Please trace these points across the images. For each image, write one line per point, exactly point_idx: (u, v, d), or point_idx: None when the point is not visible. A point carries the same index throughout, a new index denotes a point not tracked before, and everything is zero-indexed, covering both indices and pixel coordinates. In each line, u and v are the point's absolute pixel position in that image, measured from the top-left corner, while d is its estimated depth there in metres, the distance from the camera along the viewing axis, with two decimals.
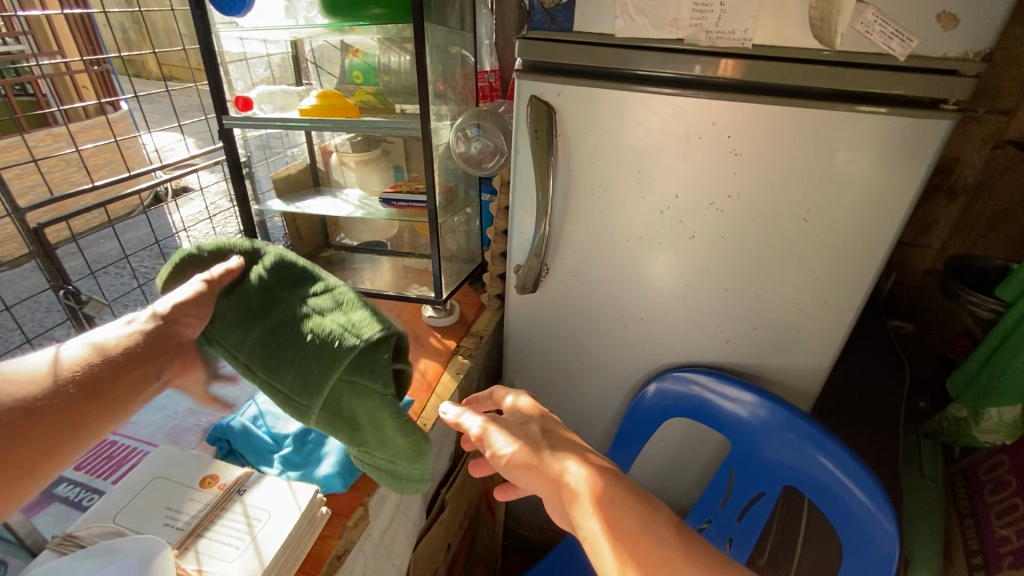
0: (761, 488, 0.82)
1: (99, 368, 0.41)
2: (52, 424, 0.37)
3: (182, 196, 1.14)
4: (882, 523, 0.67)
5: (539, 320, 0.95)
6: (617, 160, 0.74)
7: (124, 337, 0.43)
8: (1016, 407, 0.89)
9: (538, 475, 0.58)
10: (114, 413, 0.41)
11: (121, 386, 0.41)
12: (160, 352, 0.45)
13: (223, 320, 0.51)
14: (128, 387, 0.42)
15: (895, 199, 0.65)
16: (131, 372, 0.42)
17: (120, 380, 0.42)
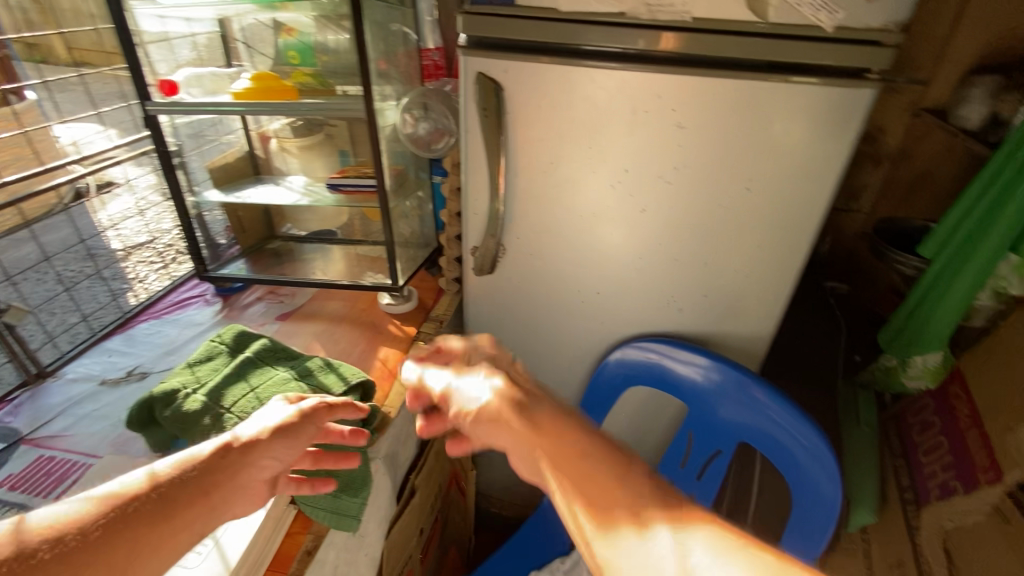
0: (718, 446, 0.87)
1: (161, 490, 0.45)
2: (113, 546, 0.41)
3: (106, 190, 1.06)
4: (827, 469, 0.72)
5: (498, 303, 0.94)
6: (567, 136, 0.74)
7: (204, 457, 0.50)
8: (937, 353, 0.97)
9: (510, 432, 0.50)
10: (171, 543, 0.44)
11: (201, 500, 0.47)
12: (224, 472, 0.49)
13: (286, 448, 0.55)
14: (195, 502, 0.46)
15: (828, 165, 0.69)
16: (225, 478, 0.49)
17: (222, 487, 0.49)
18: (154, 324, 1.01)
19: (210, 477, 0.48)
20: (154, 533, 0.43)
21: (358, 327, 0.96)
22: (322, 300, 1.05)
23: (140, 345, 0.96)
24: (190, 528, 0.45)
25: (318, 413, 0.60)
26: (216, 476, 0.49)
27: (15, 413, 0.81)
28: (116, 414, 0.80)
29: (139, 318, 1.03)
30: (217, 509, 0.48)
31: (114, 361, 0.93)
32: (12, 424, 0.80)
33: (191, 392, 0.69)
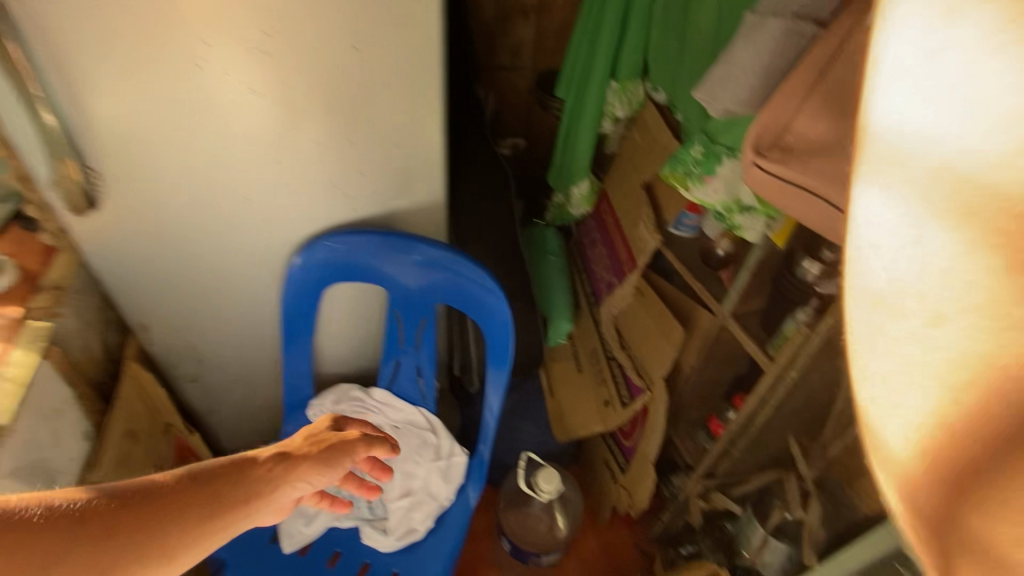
0: (422, 315, 0.93)
1: (193, 480, 0.56)
2: (149, 513, 0.50)
3: None
4: (500, 302, 0.84)
5: (132, 241, 0.77)
6: (103, 9, 0.57)
7: (238, 465, 0.63)
8: (585, 180, 1.16)
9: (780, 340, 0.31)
10: (190, 527, 0.52)
11: (213, 502, 0.56)
12: (244, 483, 0.61)
13: (310, 473, 0.70)
14: (210, 501, 0.56)
15: (423, 15, 0.65)
16: (239, 484, 0.61)
17: (230, 499, 0.58)
18: None
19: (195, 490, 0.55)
20: (135, 529, 0.47)
21: None
22: None
23: None
24: (173, 538, 0.50)
25: (351, 445, 0.77)
26: (214, 492, 0.57)
27: None
28: None
29: None
30: (200, 533, 0.53)
31: None
32: None
33: None
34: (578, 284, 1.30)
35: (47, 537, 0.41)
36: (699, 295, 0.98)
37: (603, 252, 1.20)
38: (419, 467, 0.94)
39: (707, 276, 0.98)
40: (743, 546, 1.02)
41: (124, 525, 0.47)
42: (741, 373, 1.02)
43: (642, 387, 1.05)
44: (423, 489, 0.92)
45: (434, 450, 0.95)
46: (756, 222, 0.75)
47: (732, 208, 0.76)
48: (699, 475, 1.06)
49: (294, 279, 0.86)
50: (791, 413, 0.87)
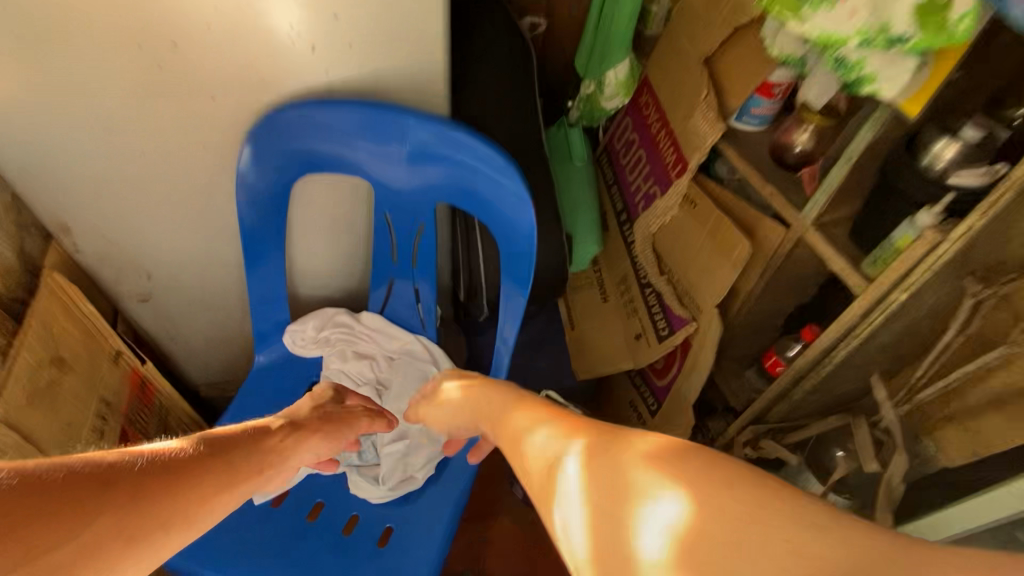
0: (419, 219, 0.74)
1: (200, 449, 0.49)
2: (153, 486, 0.43)
3: None
4: (521, 204, 0.64)
5: (29, 96, 0.59)
6: None
7: (238, 430, 0.55)
8: (626, 60, 0.94)
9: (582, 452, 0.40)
10: (195, 497, 0.45)
11: (219, 470, 0.49)
12: (246, 450, 0.53)
13: (319, 441, 0.61)
14: (215, 470, 0.49)
15: None
16: (243, 450, 0.53)
17: (241, 466, 0.51)
18: None
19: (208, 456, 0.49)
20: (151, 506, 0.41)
21: None
22: None
23: None
24: (188, 509, 0.44)
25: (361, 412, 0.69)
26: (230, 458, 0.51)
27: None
28: None
29: None
30: (218, 498, 0.48)
31: None
32: None
33: None
34: (606, 199, 1.09)
35: (25, 508, 0.34)
36: (767, 204, 0.78)
37: (642, 156, 0.98)
38: None
39: (779, 179, 0.78)
40: None
41: (124, 505, 0.40)
42: (806, 301, 0.85)
43: (685, 317, 0.88)
44: (423, 432, 0.78)
45: None
46: (900, 68, 0.48)
47: (870, 44, 0.46)
48: (746, 419, 0.90)
49: (253, 159, 0.67)
50: (880, 349, 0.70)
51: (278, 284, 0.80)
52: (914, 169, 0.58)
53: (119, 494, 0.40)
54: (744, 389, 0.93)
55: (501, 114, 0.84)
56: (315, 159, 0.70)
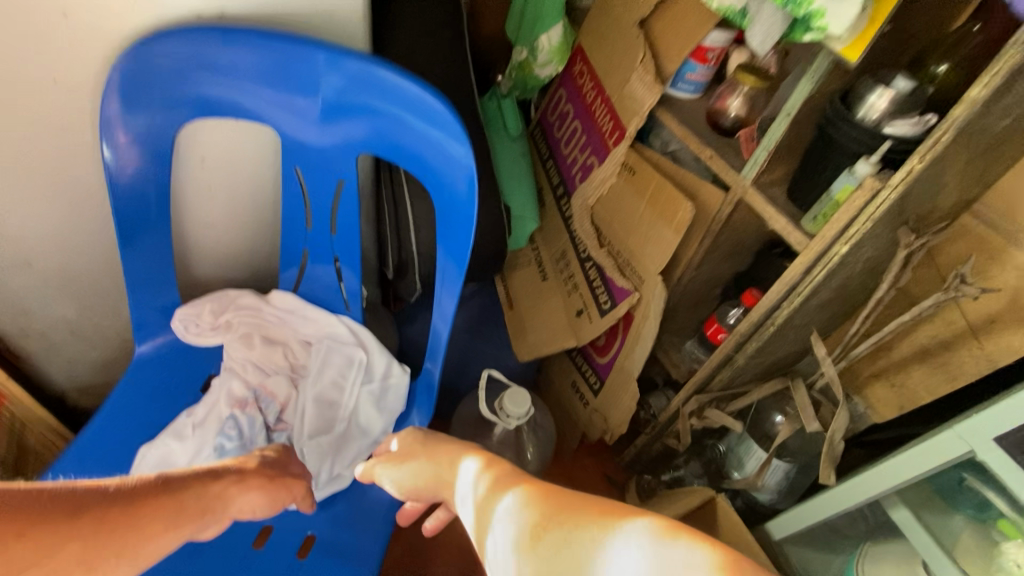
0: (338, 179, 0.65)
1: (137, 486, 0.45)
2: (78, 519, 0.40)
3: None
4: (456, 158, 0.56)
5: None
6: None
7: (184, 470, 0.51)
8: (559, 24, 0.90)
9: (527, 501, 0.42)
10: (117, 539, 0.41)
11: (158, 508, 0.45)
12: (186, 493, 0.48)
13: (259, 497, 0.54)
14: (151, 510, 0.44)
15: None
16: (183, 491, 0.48)
17: (182, 511, 0.47)
18: None
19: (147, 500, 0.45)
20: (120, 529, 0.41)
21: None
22: None
23: None
24: (121, 542, 0.41)
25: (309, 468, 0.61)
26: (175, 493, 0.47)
27: None
28: None
29: None
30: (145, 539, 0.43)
31: None
32: None
33: None
34: (542, 174, 1.05)
35: None
36: (705, 168, 0.77)
37: (578, 129, 0.95)
38: (343, 396, 0.68)
39: (716, 143, 0.77)
40: (733, 468, 0.89)
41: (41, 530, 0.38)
42: (743, 268, 0.85)
43: (628, 288, 0.85)
44: (349, 422, 0.68)
45: (363, 372, 0.70)
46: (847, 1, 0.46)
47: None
48: (691, 390, 0.87)
49: (124, 92, 0.55)
50: (815, 308, 0.70)
51: (164, 257, 0.67)
52: (850, 120, 0.58)
53: (84, 525, 0.40)
54: (685, 360, 0.92)
55: (428, 71, 0.77)
56: (207, 99, 0.59)
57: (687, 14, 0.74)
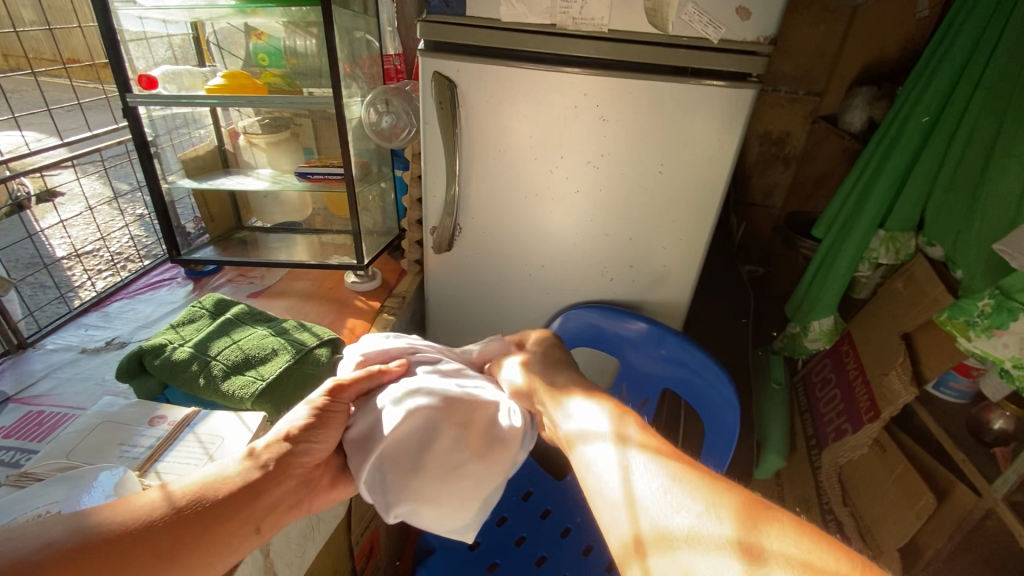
0: (644, 394, 0.96)
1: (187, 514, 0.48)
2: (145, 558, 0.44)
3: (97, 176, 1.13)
4: (728, 405, 0.84)
5: (457, 277, 1.07)
6: (511, 130, 0.88)
7: (193, 492, 0.50)
8: (828, 317, 1.16)
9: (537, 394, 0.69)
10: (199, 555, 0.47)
11: (205, 538, 0.48)
12: (222, 517, 0.49)
13: None
14: (214, 526, 0.48)
15: (724, 153, 0.84)
16: (224, 518, 0.49)
17: (204, 537, 0.47)
18: (126, 302, 1.11)
19: (321, 482, 0.61)
20: (220, 538, 0.48)
21: (326, 302, 1.09)
22: (288, 280, 1.18)
23: (116, 321, 1.05)
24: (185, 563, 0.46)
25: None
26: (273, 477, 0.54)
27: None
28: (97, 376, 0.90)
29: (112, 297, 1.12)
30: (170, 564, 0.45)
31: (121, 324, 1.04)
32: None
33: (178, 345, 0.77)
34: (798, 424, 1.23)
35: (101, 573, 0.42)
36: (961, 468, 0.88)
37: (837, 396, 1.15)
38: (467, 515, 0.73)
39: (975, 450, 0.89)
40: None
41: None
42: None
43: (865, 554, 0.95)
44: None
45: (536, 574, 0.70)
46: None
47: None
48: None
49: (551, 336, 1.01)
50: None
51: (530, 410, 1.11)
52: None
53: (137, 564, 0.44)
54: None
55: (710, 342, 1.18)
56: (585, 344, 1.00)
57: (948, 341, 0.93)
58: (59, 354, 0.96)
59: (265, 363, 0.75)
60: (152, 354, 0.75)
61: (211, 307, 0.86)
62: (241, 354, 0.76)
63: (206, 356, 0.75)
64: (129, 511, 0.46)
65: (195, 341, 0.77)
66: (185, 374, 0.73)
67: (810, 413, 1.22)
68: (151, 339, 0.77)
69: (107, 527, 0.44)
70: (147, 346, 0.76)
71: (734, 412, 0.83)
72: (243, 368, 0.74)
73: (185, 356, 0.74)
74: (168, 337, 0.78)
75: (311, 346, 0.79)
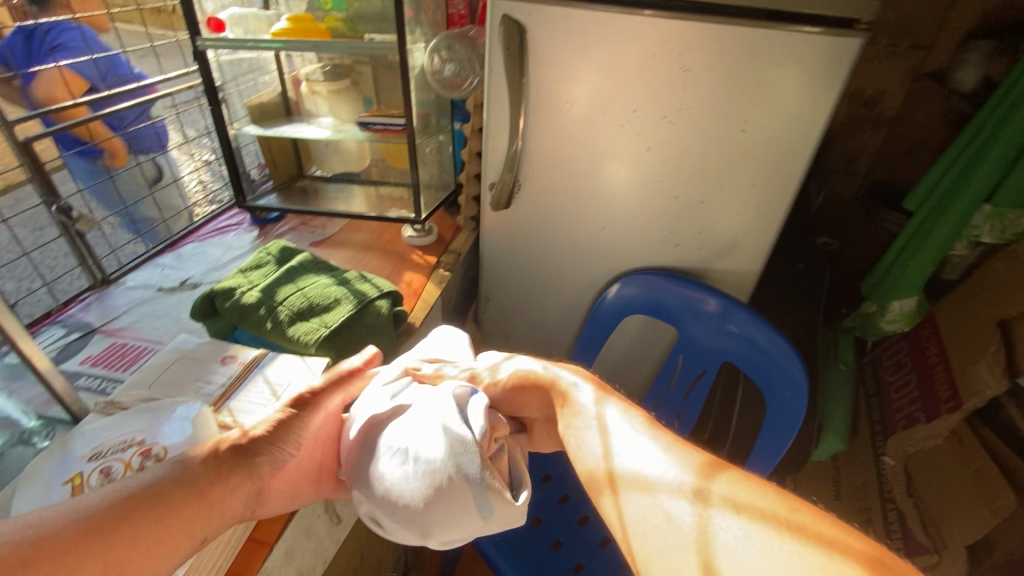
0: (703, 366, 0.93)
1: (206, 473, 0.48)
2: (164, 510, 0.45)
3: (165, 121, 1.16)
4: (797, 383, 0.79)
5: (513, 235, 1.05)
6: (581, 80, 0.82)
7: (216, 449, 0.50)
8: (912, 298, 1.07)
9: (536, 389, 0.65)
10: (206, 517, 0.47)
11: (216, 499, 0.48)
12: (236, 481, 0.50)
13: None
14: (226, 488, 0.49)
15: (816, 111, 0.76)
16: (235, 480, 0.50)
17: (215, 500, 0.48)
18: (197, 245, 1.15)
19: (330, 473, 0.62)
20: (229, 502, 0.49)
21: (384, 255, 1.09)
22: (347, 230, 1.19)
23: (188, 262, 1.10)
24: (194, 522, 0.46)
25: None
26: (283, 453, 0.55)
27: (87, 309, 0.95)
28: (173, 314, 0.95)
29: (184, 240, 1.17)
30: (182, 523, 0.45)
31: (193, 265, 1.09)
32: (86, 317, 0.93)
33: (247, 289, 0.79)
34: (863, 408, 1.17)
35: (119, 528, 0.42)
36: None
37: (911, 382, 1.07)
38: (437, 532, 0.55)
39: None
40: None
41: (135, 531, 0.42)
42: None
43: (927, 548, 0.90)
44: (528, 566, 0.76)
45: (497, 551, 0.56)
46: None
47: None
48: None
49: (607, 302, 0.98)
50: None
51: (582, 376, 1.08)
52: None
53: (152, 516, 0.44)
54: None
55: (775, 316, 1.12)
56: (643, 312, 0.96)
57: None
58: (138, 291, 1.02)
59: (328, 312, 0.76)
60: (223, 296, 0.78)
61: (276, 253, 0.88)
62: (306, 301, 0.78)
63: (273, 301, 0.77)
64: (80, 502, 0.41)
65: (262, 286, 0.79)
66: (254, 317, 0.75)
67: (877, 397, 1.15)
68: (223, 282, 0.80)
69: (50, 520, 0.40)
70: (219, 288, 0.79)
71: (803, 391, 0.79)
72: (308, 316, 0.76)
73: (254, 300, 0.77)
74: (238, 281, 0.81)
75: (372, 297, 0.80)
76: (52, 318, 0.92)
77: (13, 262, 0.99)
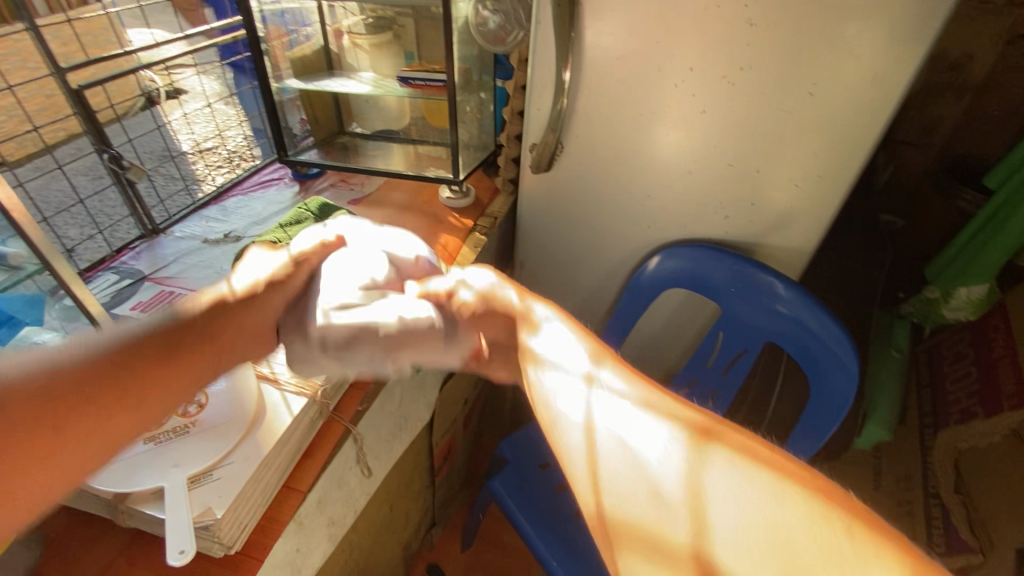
0: (744, 345, 0.90)
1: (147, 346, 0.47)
2: (110, 385, 0.44)
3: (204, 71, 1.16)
4: (846, 369, 0.75)
5: (552, 200, 1.01)
6: (635, 34, 0.77)
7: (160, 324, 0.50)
8: (984, 286, 1.00)
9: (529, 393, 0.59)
10: (157, 386, 0.47)
11: (167, 366, 0.48)
12: (185, 350, 0.50)
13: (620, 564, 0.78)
14: (176, 356, 0.49)
15: (896, 76, 0.68)
16: (184, 354, 0.50)
17: (165, 366, 0.48)
18: (241, 199, 1.17)
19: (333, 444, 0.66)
20: (183, 367, 0.49)
21: (420, 216, 1.08)
22: (385, 189, 1.18)
23: (232, 215, 1.12)
24: (144, 382, 0.46)
25: None
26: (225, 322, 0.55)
27: (137, 257, 0.99)
28: (217, 265, 0.97)
29: (229, 193, 1.19)
30: (129, 393, 0.45)
31: (236, 219, 1.11)
32: (137, 265, 0.97)
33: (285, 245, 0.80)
34: (913, 398, 1.11)
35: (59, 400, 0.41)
36: None
37: (971, 375, 1.00)
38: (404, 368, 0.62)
39: None
40: None
41: (79, 406, 0.42)
42: None
43: (972, 546, 0.86)
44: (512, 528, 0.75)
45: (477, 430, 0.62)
46: None
47: None
48: None
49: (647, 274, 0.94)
50: None
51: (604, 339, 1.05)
52: None
53: (101, 396, 0.43)
54: None
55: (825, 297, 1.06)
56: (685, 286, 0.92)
57: None
58: (185, 242, 1.05)
59: None
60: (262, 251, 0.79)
61: (314, 211, 0.88)
62: None
63: None
64: (50, 359, 0.42)
65: None
66: None
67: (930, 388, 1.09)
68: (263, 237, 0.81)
69: (40, 372, 0.41)
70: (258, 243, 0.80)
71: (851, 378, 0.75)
72: None
73: None
74: (276, 237, 0.81)
75: None
76: (105, 265, 0.96)
77: (70, 209, 1.03)
